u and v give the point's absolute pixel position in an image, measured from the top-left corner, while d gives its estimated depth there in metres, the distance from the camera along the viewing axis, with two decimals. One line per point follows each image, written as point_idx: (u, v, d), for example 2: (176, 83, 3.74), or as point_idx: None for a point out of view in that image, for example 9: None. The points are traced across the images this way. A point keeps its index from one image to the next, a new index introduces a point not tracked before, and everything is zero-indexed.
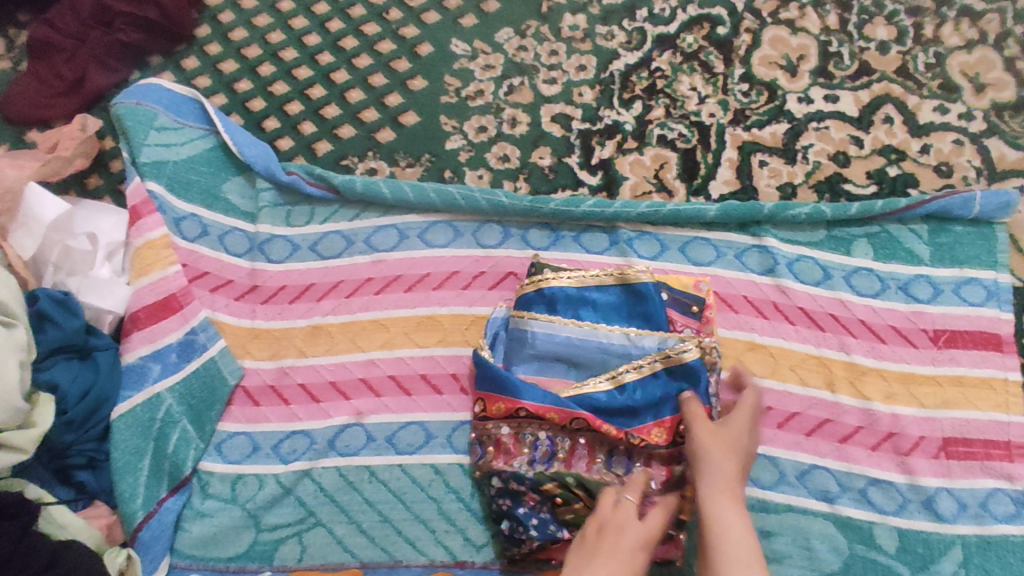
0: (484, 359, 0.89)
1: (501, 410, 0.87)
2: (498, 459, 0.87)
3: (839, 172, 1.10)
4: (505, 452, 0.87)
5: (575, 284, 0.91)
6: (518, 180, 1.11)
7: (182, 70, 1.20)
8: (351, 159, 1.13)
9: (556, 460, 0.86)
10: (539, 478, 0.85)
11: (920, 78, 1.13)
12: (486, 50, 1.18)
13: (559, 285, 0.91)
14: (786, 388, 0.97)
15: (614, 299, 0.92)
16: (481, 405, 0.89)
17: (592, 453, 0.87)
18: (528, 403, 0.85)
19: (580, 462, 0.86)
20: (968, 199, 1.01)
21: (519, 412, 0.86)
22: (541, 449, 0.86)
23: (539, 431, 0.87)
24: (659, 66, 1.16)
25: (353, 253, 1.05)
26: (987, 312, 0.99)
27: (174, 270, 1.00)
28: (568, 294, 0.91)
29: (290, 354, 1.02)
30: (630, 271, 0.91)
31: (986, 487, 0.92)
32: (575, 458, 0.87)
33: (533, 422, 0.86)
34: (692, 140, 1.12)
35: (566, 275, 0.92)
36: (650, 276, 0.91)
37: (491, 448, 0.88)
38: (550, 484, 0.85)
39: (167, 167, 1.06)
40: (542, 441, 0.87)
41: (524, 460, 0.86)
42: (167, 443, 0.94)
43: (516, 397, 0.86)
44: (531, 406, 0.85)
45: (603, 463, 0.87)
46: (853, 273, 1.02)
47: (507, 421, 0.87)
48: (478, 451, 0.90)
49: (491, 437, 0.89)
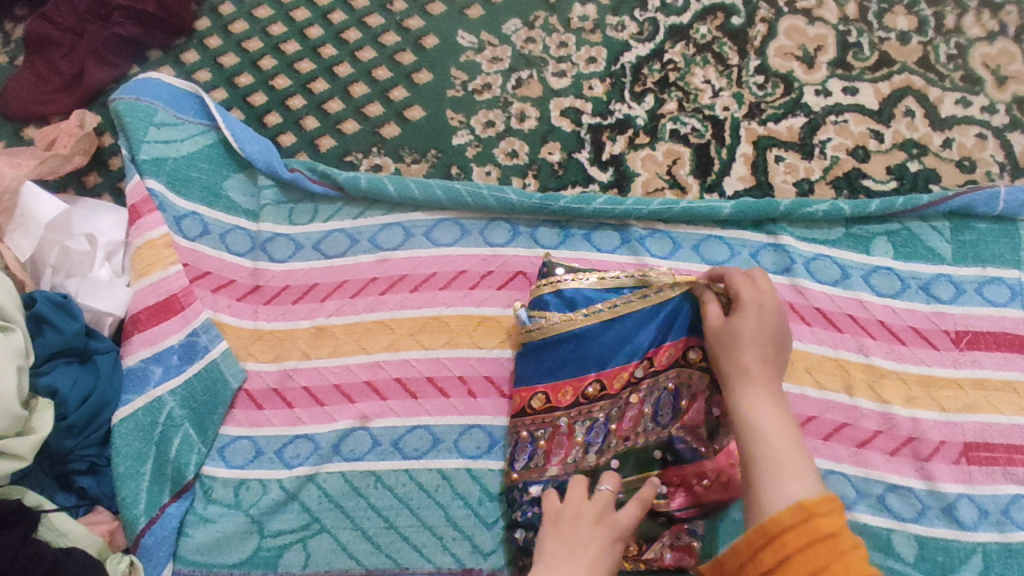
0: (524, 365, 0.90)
1: (567, 396, 0.87)
2: (552, 457, 0.87)
3: (858, 167, 1.06)
4: (561, 443, 0.87)
5: (596, 285, 0.88)
6: (527, 176, 1.08)
7: (181, 64, 1.17)
8: (354, 155, 1.10)
9: (610, 436, 0.85)
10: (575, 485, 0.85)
11: (941, 69, 1.09)
12: (494, 42, 1.14)
13: (576, 287, 0.88)
14: (802, 391, 0.94)
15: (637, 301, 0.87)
16: (543, 399, 0.88)
17: (642, 407, 0.85)
18: (596, 374, 0.85)
19: (631, 420, 0.85)
20: (992, 195, 0.98)
21: (586, 388, 0.86)
22: (597, 432, 0.86)
23: (598, 411, 0.86)
24: (672, 58, 1.12)
25: (357, 252, 1.03)
26: (1010, 312, 0.96)
27: (174, 270, 0.97)
28: (586, 295, 0.87)
29: (293, 356, 0.99)
30: (649, 275, 0.87)
31: (1008, 494, 0.89)
32: (626, 420, 0.85)
33: (599, 403, 0.86)
34: (706, 134, 1.09)
35: (584, 276, 0.88)
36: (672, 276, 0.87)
37: (541, 442, 0.87)
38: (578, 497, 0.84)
39: (166, 164, 1.04)
40: (598, 420, 0.86)
41: (579, 448, 0.86)
42: (169, 447, 0.93)
43: (580, 372, 0.86)
44: (598, 373, 0.85)
45: (652, 413, 0.85)
46: (871, 272, 0.99)
47: (564, 408, 0.87)
48: (529, 452, 0.88)
49: (542, 433, 0.88)
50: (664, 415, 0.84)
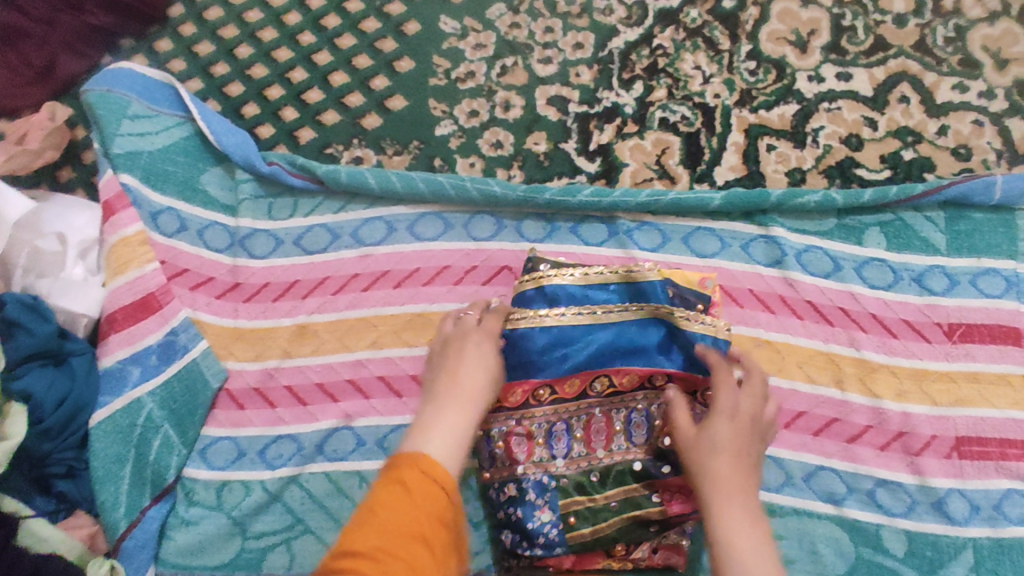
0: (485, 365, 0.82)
1: (517, 396, 0.81)
2: (515, 457, 0.82)
3: (852, 156, 1.04)
4: (519, 443, 0.82)
5: (578, 282, 0.83)
6: (511, 168, 1.05)
7: (155, 54, 1.13)
8: (335, 147, 1.07)
9: (574, 442, 0.83)
10: (561, 486, 0.81)
11: (939, 53, 1.06)
12: (477, 28, 1.11)
13: (560, 283, 0.83)
14: (792, 386, 0.93)
15: (618, 296, 0.83)
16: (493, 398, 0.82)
17: (610, 423, 0.83)
18: (547, 380, 0.81)
19: (599, 435, 0.83)
20: (988, 184, 0.96)
21: (537, 391, 0.82)
22: (557, 437, 0.83)
23: (554, 414, 0.83)
24: (661, 43, 1.09)
25: (338, 248, 1.00)
26: (1005, 304, 0.94)
27: (152, 266, 0.95)
28: (571, 294, 0.83)
29: (274, 355, 0.98)
30: (636, 268, 0.83)
31: (999, 488, 0.88)
32: (593, 433, 0.83)
33: (554, 407, 0.82)
34: (696, 123, 1.06)
35: (568, 271, 0.83)
36: (656, 273, 0.82)
37: (501, 444, 0.82)
38: (568, 501, 0.81)
39: (141, 158, 1.00)
40: (557, 425, 0.83)
41: (542, 452, 0.82)
42: (149, 450, 0.91)
43: (532, 378, 0.81)
44: (549, 380, 0.81)
45: (623, 432, 0.83)
46: (864, 264, 0.97)
47: (518, 412, 0.82)
48: (489, 450, 0.82)
49: (499, 431, 0.82)
50: (637, 434, 0.83)
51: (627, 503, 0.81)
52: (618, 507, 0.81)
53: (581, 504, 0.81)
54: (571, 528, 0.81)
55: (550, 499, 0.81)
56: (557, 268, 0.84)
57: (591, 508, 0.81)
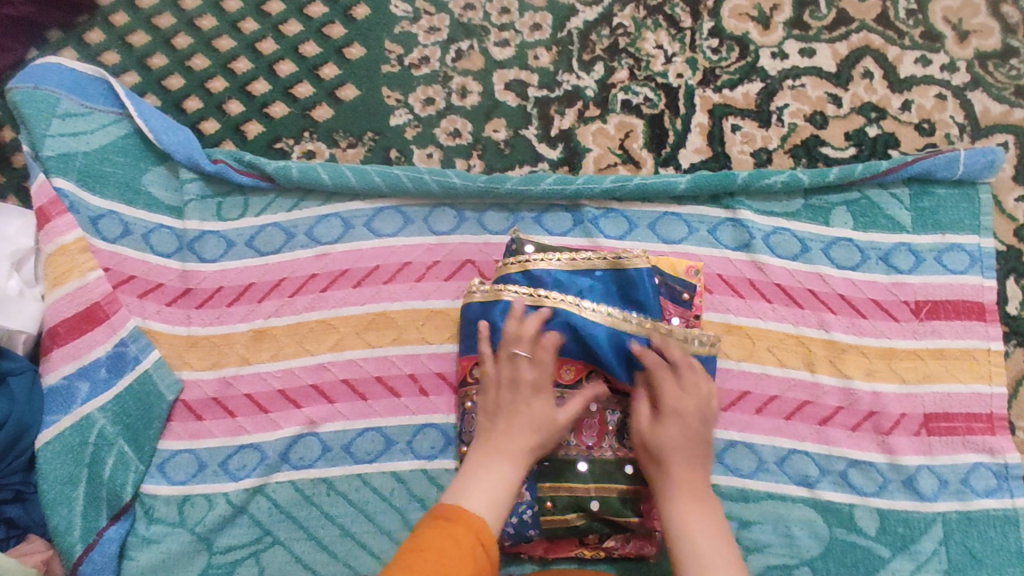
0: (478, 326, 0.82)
1: None
2: None
3: (816, 134, 1.02)
4: None
5: (566, 267, 0.81)
6: (471, 157, 1.02)
7: (85, 45, 1.06)
8: (285, 142, 1.02)
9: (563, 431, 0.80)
10: (542, 468, 0.79)
11: (901, 26, 1.05)
12: (430, 10, 1.06)
13: (543, 267, 0.81)
14: (763, 370, 0.92)
15: (606, 285, 0.81)
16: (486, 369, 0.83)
17: (603, 422, 0.81)
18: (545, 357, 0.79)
19: (590, 431, 0.81)
20: (952, 159, 0.95)
21: None
22: None
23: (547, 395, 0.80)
24: (621, 22, 1.05)
25: (293, 248, 0.96)
26: (970, 279, 0.94)
27: (94, 275, 0.89)
28: (555, 278, 0.81)
29: (231, 362, 0.94)
30: (626, 256, 0.81)
31: (967, 462, 0.89)
32: (584, 426, 0.81)
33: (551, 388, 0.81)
34: (659, 104, 1.03)
35: (555, 256, 0.81)
36: (645, 261, 0.81)
37: None
38: (548, 485, 0.79)
39: (76, 160, 0.94)
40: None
41: None
42: (103, 467, 0.87)
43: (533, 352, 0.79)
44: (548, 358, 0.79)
45: (615, 432, 0.81)
46: (831, 244, 0.96)
47: None
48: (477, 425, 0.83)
49: None
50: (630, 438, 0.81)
51: (611, 501, 0.79)
52: (598, 506, 0.79)
53: (560, 489, 0.79)
54: (547, 512, 0.79)
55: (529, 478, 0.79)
56: (541, 251, 0.83)
57: (571, 497, 0.79)
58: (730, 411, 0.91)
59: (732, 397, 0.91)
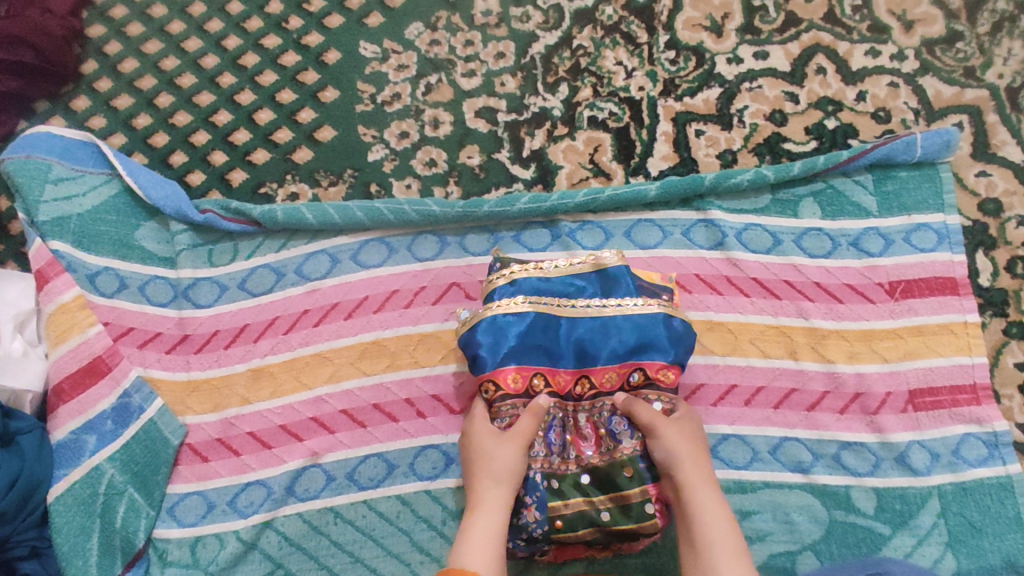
0: (479, 336, 0.80)
1: (517, 383, 0.79)
2: None
3: (778, 132, 1.06)
4: None
5: (547, 275, 0.84)
6: (448, 185, 1.06)
7: (72, 113, 1.11)
8: (269, 186, 1.07)
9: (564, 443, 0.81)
10: (552, 486, 0.79)
11: (848, 22, 1.09)
12: (398, 49, 1.11)
13: (527, 276, 0.83)
14: (749, 363, 0.94)
15: (591, 287, 0.84)
16: (492, 387, 0.80)
17: (595, 427, 0.83)
18: (542, 367, 0.80)
19: (586, 438, 0.82)
20: (908, 143, 0.99)
21: (533, 381, 0.80)
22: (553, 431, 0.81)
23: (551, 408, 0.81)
24: (581, 43, 1.10)
25: (284, 286, 0.99)
26: (940, 256, 0.97)
27: (95, 330, 0.92)
28: (538, 286, 0.83)
29: (232, 403, 0.96)
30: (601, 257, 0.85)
31: (956, 434, 0.91)
32: (580, 435, 0.82)
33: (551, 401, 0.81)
34: (624, 118, 1.07)
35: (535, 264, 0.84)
36: (622, 260, 0.85)
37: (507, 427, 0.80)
38: (558, 502, 0.79)
39: (71, 222, 0.98)
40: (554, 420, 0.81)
41: (537, 447, 0.80)
42: (115, 517, 0.88)
43: (531, 363, 0.80)
44: (545, 368, 0.81)
45: (608, 434, 0.82)
46: (803, 235, 0.99)
47: (521, 399, 0.80)
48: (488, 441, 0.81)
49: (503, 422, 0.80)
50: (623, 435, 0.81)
51: (619, 511, 0.79)
52: (608, 517, 0.79)
53: (569, 506, 0.79)
54: (559, 530, 0.79)
55: (540, 497, 0.79)
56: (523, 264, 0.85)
57: (581, 512, 0.78)
58: (720, 405, 0.93)
59: (720, 391, 0.93)
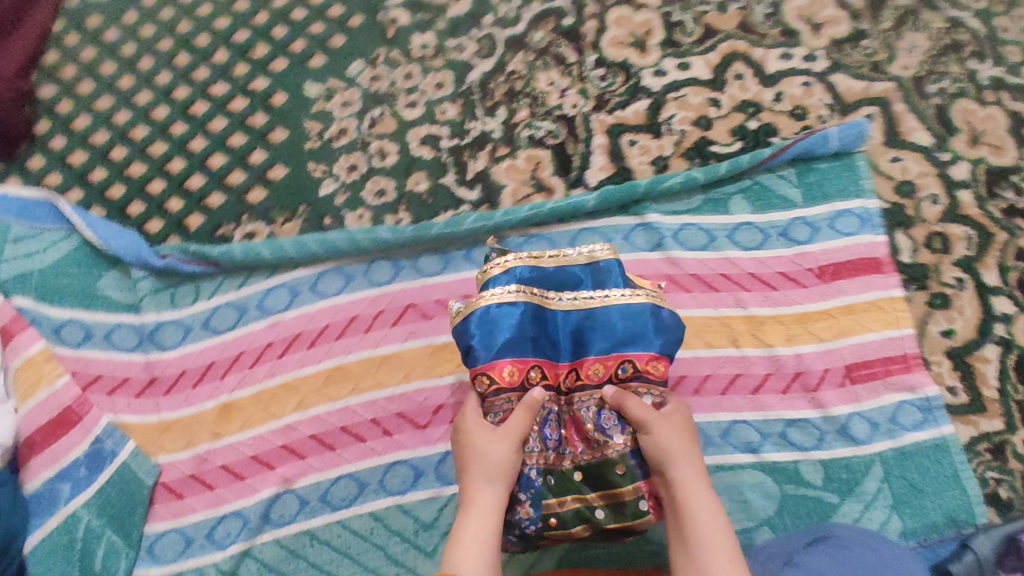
0: (470, 327, 0.75)
1: (512, 375, 0.74)
2: None
3: (705, 136, 1.13)
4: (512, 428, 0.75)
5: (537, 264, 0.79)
6: (398, 211, 1.10)
7: (27, 172, 1.14)
8: (225, 228, 1.10)
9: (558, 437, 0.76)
10: (548, 483, 0.74)
11: (761, 30, 1.17)
12: (341, 86, 1.16)
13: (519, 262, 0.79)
14: (694, 354, 1.00)
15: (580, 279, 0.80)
16: (487, 379, 0.75)
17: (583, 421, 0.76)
18: (538, 359, 0.76)
19: (579, 432, 0.76)
20: (823, 136, 1.06)
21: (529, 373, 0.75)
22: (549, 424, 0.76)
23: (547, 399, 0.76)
24: (514, 68, 1.17)
25: (247, 322, 1.03)
26: (862, 238, 1.04)
27: (63, 381, 0.94)
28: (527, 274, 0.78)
29: (203, 439, 0.99)
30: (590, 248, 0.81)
31: (893, 402, 0.96)
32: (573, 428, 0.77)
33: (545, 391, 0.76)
34: (560, 134, 1.13)
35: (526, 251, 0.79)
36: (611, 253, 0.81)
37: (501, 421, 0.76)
38: (551, 500, 0.74)
39: (33, 278, 1.01)
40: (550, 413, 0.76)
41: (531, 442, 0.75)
42: (94, 560, 0.90)
43: (527, 355, 0.75)
44: (541, 359, 0.76)
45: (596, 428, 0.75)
46: (735, 230, 1.05)
47: (515, 390, 0.75)
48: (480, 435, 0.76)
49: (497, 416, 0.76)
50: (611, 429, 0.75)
51: (612, 509, 0.75)
52: (601, 515, 0.74)
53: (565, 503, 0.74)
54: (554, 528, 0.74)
55: (535, 495, 0.74)
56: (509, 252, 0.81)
57: (575, 511, 0.74)
58: None
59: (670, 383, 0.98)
